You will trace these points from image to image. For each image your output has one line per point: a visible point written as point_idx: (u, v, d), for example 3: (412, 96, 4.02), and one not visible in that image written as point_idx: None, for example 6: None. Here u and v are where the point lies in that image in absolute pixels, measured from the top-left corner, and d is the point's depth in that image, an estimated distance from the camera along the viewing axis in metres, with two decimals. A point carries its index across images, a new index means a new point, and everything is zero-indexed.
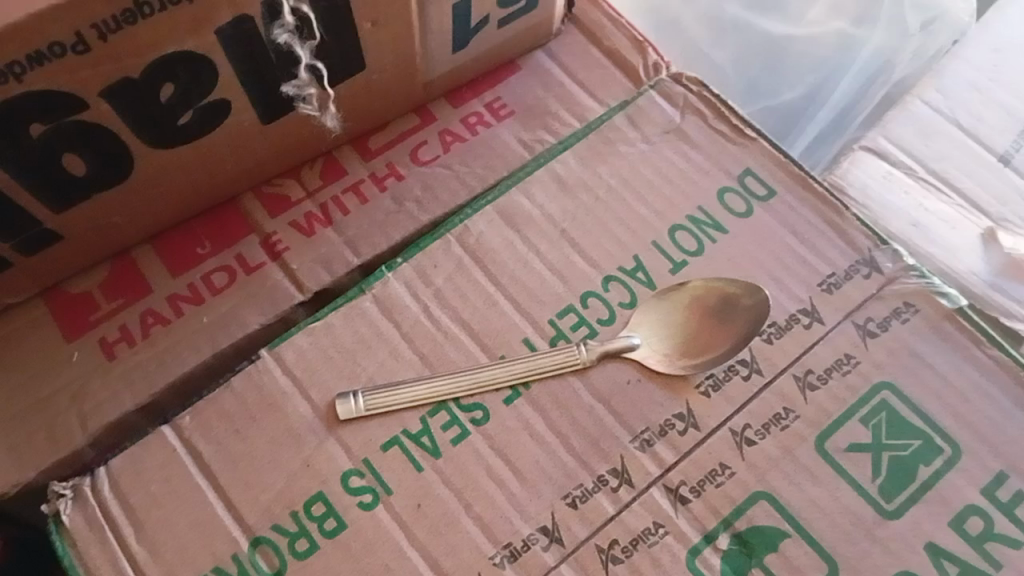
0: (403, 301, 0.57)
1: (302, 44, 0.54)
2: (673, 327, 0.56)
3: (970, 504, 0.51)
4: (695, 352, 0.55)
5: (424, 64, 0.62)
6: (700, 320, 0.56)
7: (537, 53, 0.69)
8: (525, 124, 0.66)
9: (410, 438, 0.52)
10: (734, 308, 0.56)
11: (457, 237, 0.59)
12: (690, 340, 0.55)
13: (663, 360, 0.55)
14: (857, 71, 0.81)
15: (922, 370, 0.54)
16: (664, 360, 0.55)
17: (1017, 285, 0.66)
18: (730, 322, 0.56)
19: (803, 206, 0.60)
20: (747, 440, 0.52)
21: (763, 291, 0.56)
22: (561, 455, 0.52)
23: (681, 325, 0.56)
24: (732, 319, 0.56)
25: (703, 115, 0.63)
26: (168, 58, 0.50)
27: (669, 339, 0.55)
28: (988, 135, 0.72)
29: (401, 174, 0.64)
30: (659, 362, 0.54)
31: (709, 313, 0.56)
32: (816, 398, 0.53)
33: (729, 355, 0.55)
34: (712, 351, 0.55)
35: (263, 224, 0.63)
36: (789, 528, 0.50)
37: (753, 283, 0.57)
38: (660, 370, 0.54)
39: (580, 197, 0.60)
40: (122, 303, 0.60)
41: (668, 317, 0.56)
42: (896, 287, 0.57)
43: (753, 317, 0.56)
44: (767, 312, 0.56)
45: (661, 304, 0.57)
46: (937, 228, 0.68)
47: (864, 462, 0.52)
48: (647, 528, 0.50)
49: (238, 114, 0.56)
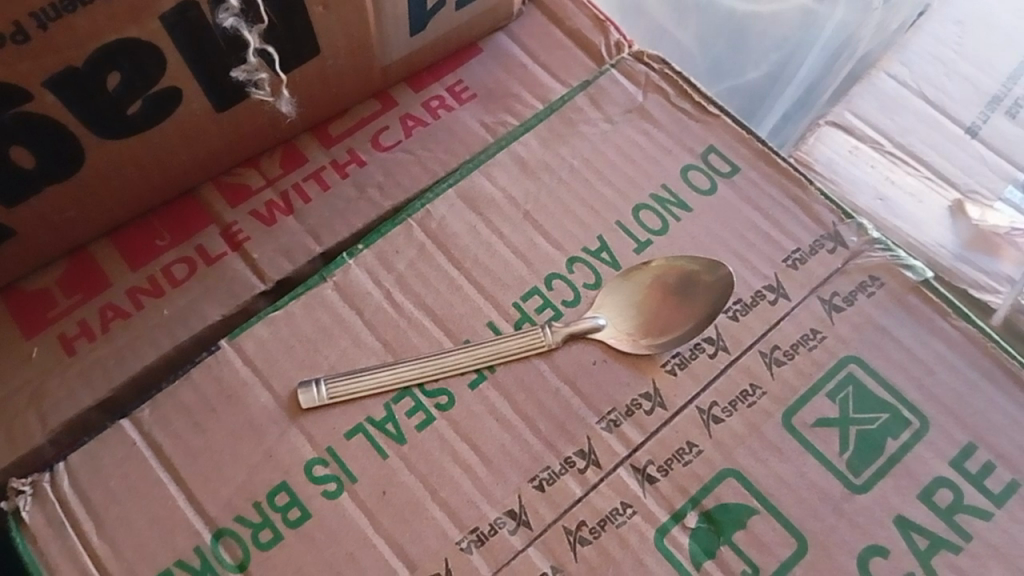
0: (365, 287, 0.56)
1: (251, 27, 0.53)
2: (636, 307, 0.55)
3: (937, 476, 0.51)
4: (659, 331, 0.55)
5: (381, 49, 0.62)
6: (664, 298, 0.56)
7: (498, 35, 0.68)
8: (488, 107, 0.65)
9: (374, 425, 0.52)
10: (698, 287, 0.56)
11: (418, 222, 0.58)
12: (653, 320, 0.55)
13: (628, 340, 0.54)
14: (821, 48, 0.80)
15: (888, 343, 0.54)
16: (628, 340, 0.54)
17: (985, 256, 0.65)
18: (693, 300, 0.55)
19: (766, 182, 0.59)
20: (714, 417, 0.52)
21: (724, 267, 0.56)
22: (527, 439, 0.52)
23: (646, 305, 0.55)
24: (696, 298, 0.55)
25: (665, 93, 0.62)
26: (112, 47, 0.50)
27: (633, 321, 0.55)
28: (953, 107, 0.72)
29: (362, 160, 0.63)
30: (623, 343, 0.54)
31: (670, 292, 0.56)
32: (782, 373, 0.53)
33: (694, 334, 0.54)
34: (676, 330, 0.55)
35: (223, 214, 0.62)
36: (757, 505, 0.50)
37: (713, 260, 0.57)
38: (625, 350, 0.54)
39: (543, 178, 0.60)
40: (81, 298, 0.59)
41: (631, 296, 0.56)
42: (861, 261, 0.56)
43: (715, 294, 0.55)
44: (732, 288, 0.55)
45: (624, 283, 0.56)
46: (904, 202, 0.68)
47: (832, 437, 0.52)
48: (614, 509, 0.50)
49: (189, 103, 0.55)
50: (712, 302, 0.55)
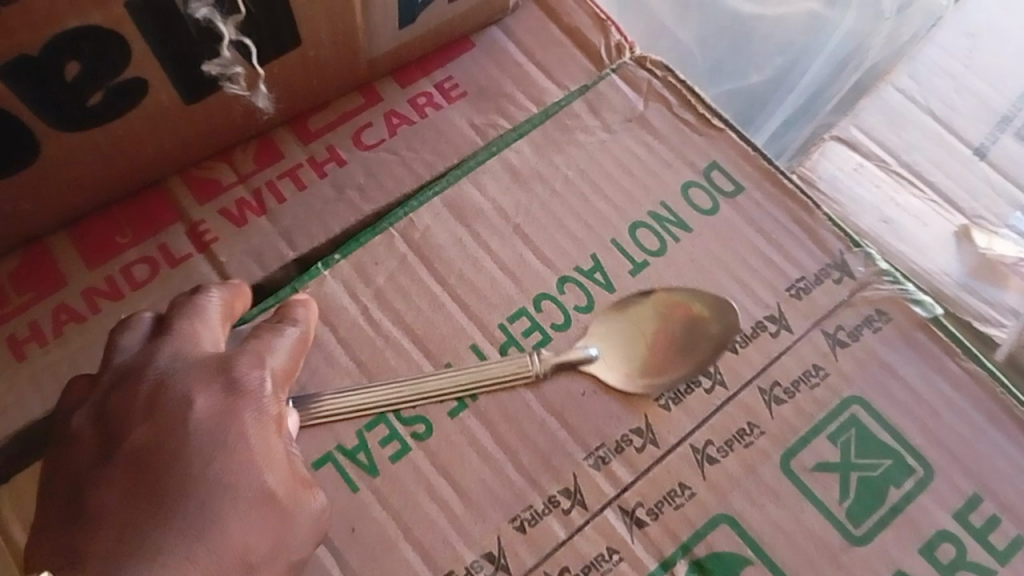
0: (341, 302, 0.52)
1: (225, 19, 0.48)
2: (632, 343, 0.51)
3: (940, 529, 0.48)
4: (657, 370, 0.51)
5: (366, 41, 0.57)
6: (662, 334, 0.52)
7: (491, 29, 0.64)
8: (478, 107, 0.61)
9: (345, 453, 0.48)
10: (698, 323, 0.52)
11: (400, 232, 0.54)
12: (651, 359, 0.51)
13: (622, 376, 0.50)
14: (827, 56, 0.76)
15: (894, 384, 0.51)
16: (625, 378, 0.50)
17: (990, 286, 0.63)
18: (694, 338, 0.52)
19: (771, 204, 0.56)
20: (709, 457, 0.49)
21: (730, 305, 0.52)
22: (509, 474, 0.48)
23: (643, 342, 0.52)
24: (698, 336, 0.52)
25: (667, 101, 0.59)
26: (71, 34, 0.45)
27: (630, 358, 0.51)
28: (963, 126, 0.68)
29: (342, 159, 0.59)
30: (618, 378, 0.50)
31: (671, 327, 0.52)
32: (781, 412, 0.50)
33: (693, 372, 0.51)
34: (675, 369, 0.51)
35: (190, 211, 0.57)
36: (751, 554, 0.47)
37: (719, 297, 0.53)
38: (621, 389, 0.50)
39: (534, 189, 0.56)
40: (33, 297, 0.55)
41: (628, 328, 0.52)
42: (868, 293, 0.53)
43: (720, 333, 0.52)
44: (735, 328, 0.52)
45: (619, 316, 0.52)
46: (909, 225, 0.65)
47: (831, 483, 0.49)
48: (599, 554, 0.47)
49: (156, 94, 0.51)
50: (714, 341, 0.52)
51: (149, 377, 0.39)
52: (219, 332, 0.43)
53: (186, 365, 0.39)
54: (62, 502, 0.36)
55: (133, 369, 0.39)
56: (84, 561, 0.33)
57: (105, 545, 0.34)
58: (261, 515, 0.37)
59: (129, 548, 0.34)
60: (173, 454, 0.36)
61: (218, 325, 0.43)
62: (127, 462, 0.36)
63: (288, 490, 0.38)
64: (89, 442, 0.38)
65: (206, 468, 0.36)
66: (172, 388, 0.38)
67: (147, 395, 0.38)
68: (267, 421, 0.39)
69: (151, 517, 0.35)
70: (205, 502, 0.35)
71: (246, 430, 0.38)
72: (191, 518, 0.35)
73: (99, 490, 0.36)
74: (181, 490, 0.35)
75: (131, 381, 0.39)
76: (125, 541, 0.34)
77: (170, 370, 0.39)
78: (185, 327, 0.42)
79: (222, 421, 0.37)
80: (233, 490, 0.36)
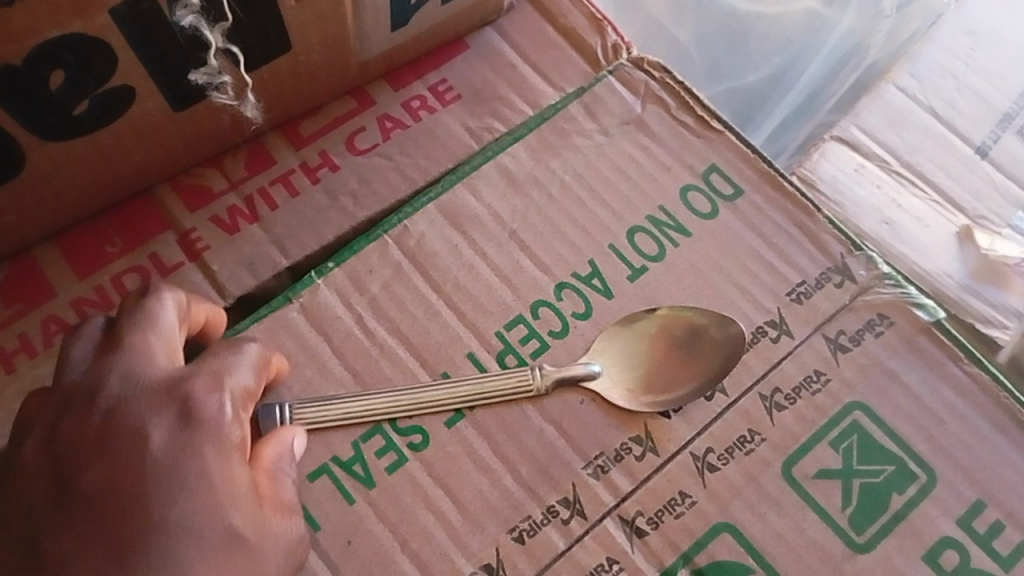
0: (335, 311, 0.51)
1: (212, 27, 0.47)
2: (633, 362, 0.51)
3: (943, 536, 0.47)
4: (659, 389, 0.50)
5: (358, 44, 0.56)
6: (665, 351, 0.51)
7: (486, 31, 0.63)
8: (472, 110, 0.60)
9: (340, 465, 0.48)
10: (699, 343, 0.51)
11: (395, 239, 0.53)
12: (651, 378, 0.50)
13: (624, 395, 0.50)
14: (825, 56, 0.74)
15: (896, 388, 0.51)
16: (628, 396, 0.50)
17: (993, 288, 0.62)
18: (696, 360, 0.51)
19: (771, 207, 0.55)
20: (709, 465, 0.48)
21: (735, 324, 0.51)
22: (507, 484, 0.48)
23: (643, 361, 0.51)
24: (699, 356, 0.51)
25: (665, 104, 0.58)
26: (55, 43, 0.44)
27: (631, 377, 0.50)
28: (964, 126, 0.68)
29: (335, 164, 0.58)
30: (619, 397, 0.50)
31: (674, 346, 0.51)
32: (782, 419, 0.49)
33: (696, 393, 0.50)
34: (679, 389, 0.50)
35: (180, 219, 0.57)
36: (752, 564, 0.47)
37: (724, 316, 0.52)
38: (623, 403, 0.49)
39: (530, 194, 0.55)
40: (21, 308, 0.54)
41: (630, 346, 0.51)
42: (869, 297, 0.52)
43: (724, 354, 0.51)
44: (741, 349, 0.51)
45: (620, 334, 0.51)
46: (910, 226, 0.64)
47: (833, 490, 0.48)
48: (599, 565, 0.46)
49: (142, 102, 0.50)
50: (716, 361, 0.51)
51: (102, 407, 0.38)
52: (172, 341, 0.42)
53: (141, 393, 0.39)
54: (19, 546, 0.36)
55: (85, 398, 0.39)
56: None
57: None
58: (228, 553, 0.36)
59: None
60: (132, 493, 0.36)
61: (170, 332, 0.43)
62: (84, 502, 0.36)
63: (252, 521, 0.38)
64: (41, 477, 0.37)
65: (168, 509, 0.36)
66: (126, 421, 0.38)
67: (103, 428, 0.38)
68: (227, 457, 0.38)
69: (113, 563, 0.34)
70: (168, 546, 0.35)
71: (205, 468, 0.37)
72: (155, 562, 0.35)
73: (56, 532, 0.35)
74: (142, 533, 0.35)
75: (85, 409, 0.38)
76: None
77: (124, 400, 0.39)
78: (138, 343, 0.41)
79: (179, 459, 0.37)
80: (197, 531, 0.36)
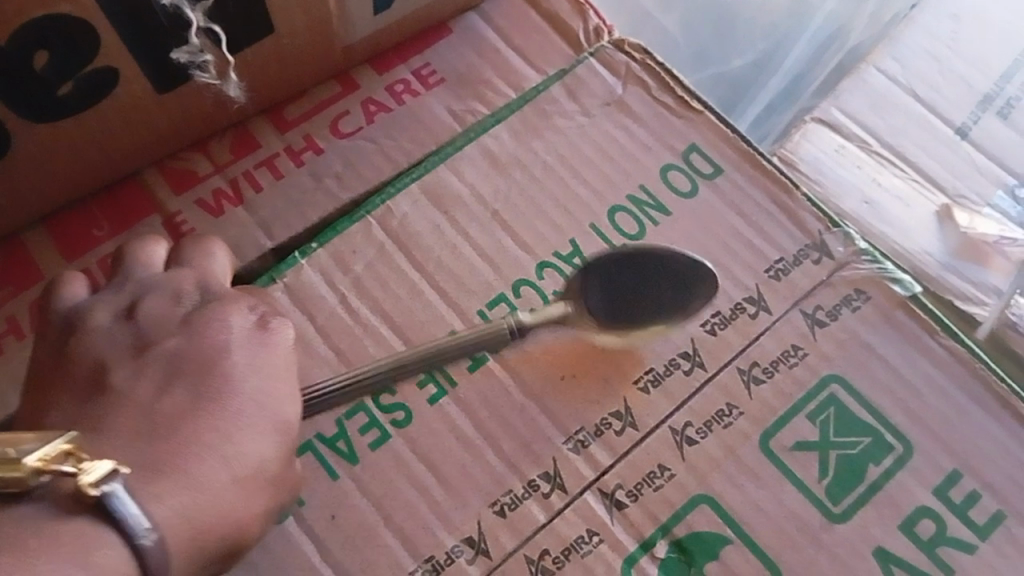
0: (319, 291, 0.52)
1: (193, 6, 0.48)
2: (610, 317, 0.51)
3: (920, 506, 0.48)
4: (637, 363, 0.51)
5: (340, 28, 0.57)
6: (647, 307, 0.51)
7: (469, 15, 0.64)
8: (456, 93, 0.61)
9: (324, 442, 0.49)
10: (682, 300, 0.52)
11: (378, 220, 0.54)
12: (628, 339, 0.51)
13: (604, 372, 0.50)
14: (809, 38, 0.75)
15: (874, 363, 0.51)
16: (609, 373, 0.50)
17: (973, 266, 0.63)
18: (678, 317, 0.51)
19: (750, 185, 0.56)
20: (688, 439, 0.49)
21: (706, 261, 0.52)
22: (489, 459, 0.48)
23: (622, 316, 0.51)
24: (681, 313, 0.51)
25: (646, 85, 0.58)
26: (37, 23, 0.45)
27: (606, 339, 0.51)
28: (945, 106, 0.68)
29: (320, 147, 0.59)
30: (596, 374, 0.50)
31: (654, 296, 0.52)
32: (760, 393, 0.50)
33: (670, 348, 0.51)
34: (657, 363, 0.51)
35: (167, 203, 0.57)
36: (731, 534, 0.47)
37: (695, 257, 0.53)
38: (602, 374, 0.50)
39: (513, 175, 0.56)
40: (10, 291, 0.54)
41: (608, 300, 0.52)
42: (847, 274, 0.53)
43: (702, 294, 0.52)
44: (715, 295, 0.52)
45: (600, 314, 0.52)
46: (890, 206, 0.65)
47: (811, 462, 0.49)
48: (580, 536, 0.47)
49: (126, 84, 0.51)
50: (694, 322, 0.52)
51: (185, 296, 0.43)
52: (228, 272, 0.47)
53: (215, 296, 0.43)
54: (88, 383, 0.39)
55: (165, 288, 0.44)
56: (115, 446, 0.36)
57: (142, 427, 0.37)
58: (278, 440, 0.40)
59: (165, 438, 0.37)
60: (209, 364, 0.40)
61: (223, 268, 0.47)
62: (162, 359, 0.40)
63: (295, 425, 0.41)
64: (122, 338, 0.41)
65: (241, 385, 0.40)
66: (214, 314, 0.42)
67: (188, 316, 0.42)
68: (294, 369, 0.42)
69: (190, 411, 0.38)
70: (234, 414, 0.39)
71: (282, 367, 0.41)
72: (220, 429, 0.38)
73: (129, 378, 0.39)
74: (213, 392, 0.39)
75: (165, 295, 0.43)
76: (161, 429, 0.37)
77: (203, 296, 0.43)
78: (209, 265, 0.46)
79: (263, 350, 0.41)
80: (261, 412, 0.40)
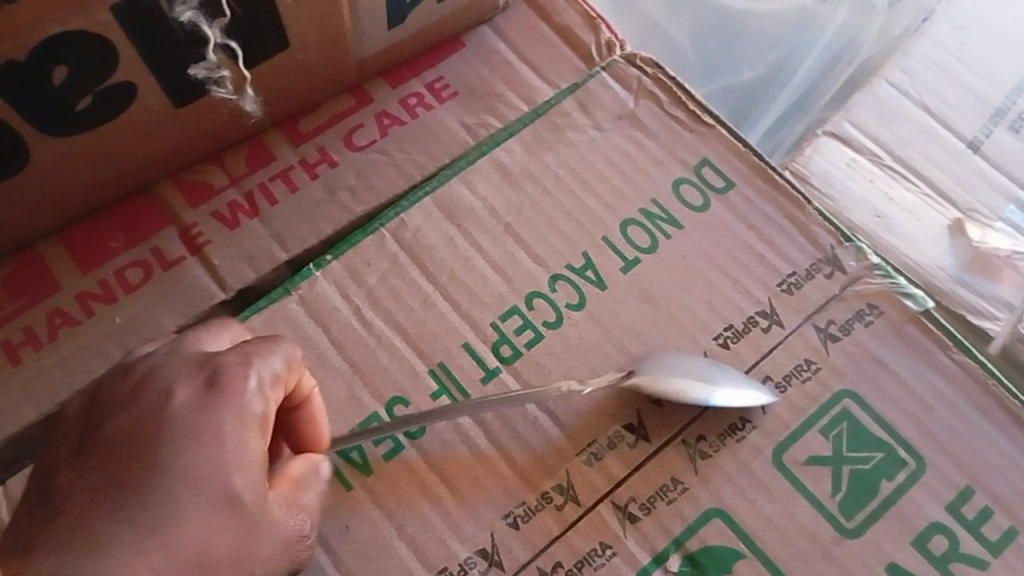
0: (333, 303, 0.52)
1: (211, 22, 0.48)
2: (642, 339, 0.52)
3: (933, 521, 0.48)
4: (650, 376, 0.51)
5: (355, 42, 0.58)
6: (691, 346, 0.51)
7: (482, 29, 0.64)
8: (469, 107, 0.61)
9: (338, 453, 0.49)
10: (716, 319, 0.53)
11: (391, 232, 0.55)
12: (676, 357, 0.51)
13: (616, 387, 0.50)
14: (820, 51, 0.75)
15: (886, 377, 0.51)
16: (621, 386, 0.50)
17: (985, 280, 0.63)
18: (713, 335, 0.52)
19: (761, 199, 0.56)
20: (700, 452, 0.49)
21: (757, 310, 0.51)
22: (501, 472, 0.48)
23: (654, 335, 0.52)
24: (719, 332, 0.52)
25: (657, 99, 0.59)
26: (57, 39, 0.45)
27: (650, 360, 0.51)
28: (956, 119, 0.68)
29: (334, 160, 0.59)
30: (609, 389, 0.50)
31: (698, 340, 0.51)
32: (772, 407, 0.50)
33: None
34: None
35: (183, 214, 0.58)
36: (743, 549, 0.47)
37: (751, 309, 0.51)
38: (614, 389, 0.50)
39: (525, 188, 0.56)
40: (27, 301, 0.55)
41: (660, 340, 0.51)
42: (859, 287, 0.53)
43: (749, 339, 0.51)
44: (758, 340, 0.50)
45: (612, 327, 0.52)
46: (902, 219, 0.65)
47: (824, 476, 0.49)
48: (592, 549, 0.47)
49: (144, 98, 0.51)
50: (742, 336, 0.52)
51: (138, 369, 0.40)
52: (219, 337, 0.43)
53: (169, 364, 0.40)
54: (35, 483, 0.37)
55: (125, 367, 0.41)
56: (31, 553, 0.33)
57: (59, 531, 0.34)
58: (224, 517, 0.36)
59: (86, 535, 0.34)
60: (146, 444, 0.37)
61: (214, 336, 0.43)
62: (103, 445, 0.37)
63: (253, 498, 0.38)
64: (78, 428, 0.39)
65: (173, 460, 0.36)
66: (157, 382, 0.39)
67: (137, 389, 0.39)
68: (245, 424, 0.38)
69: (121, 502, 0.35)
70: (163, 499, 0.35)
71: (221, 428, 0.37)
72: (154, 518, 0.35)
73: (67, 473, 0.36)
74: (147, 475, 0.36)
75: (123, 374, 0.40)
76: (77, 530, 0.34)
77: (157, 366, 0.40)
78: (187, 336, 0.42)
79: (199, 415, 0.38)
80: (198, 486, 0.36)
